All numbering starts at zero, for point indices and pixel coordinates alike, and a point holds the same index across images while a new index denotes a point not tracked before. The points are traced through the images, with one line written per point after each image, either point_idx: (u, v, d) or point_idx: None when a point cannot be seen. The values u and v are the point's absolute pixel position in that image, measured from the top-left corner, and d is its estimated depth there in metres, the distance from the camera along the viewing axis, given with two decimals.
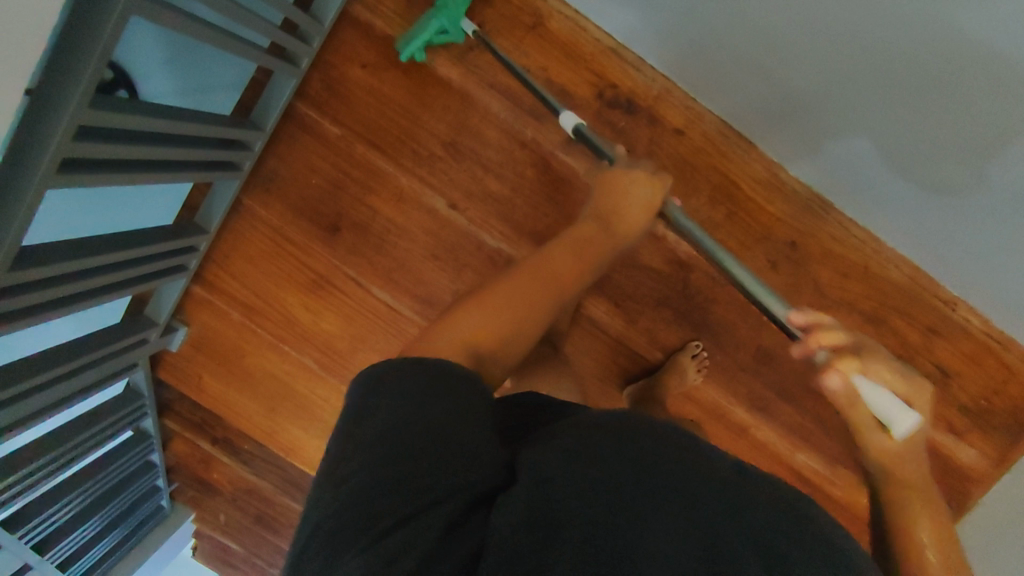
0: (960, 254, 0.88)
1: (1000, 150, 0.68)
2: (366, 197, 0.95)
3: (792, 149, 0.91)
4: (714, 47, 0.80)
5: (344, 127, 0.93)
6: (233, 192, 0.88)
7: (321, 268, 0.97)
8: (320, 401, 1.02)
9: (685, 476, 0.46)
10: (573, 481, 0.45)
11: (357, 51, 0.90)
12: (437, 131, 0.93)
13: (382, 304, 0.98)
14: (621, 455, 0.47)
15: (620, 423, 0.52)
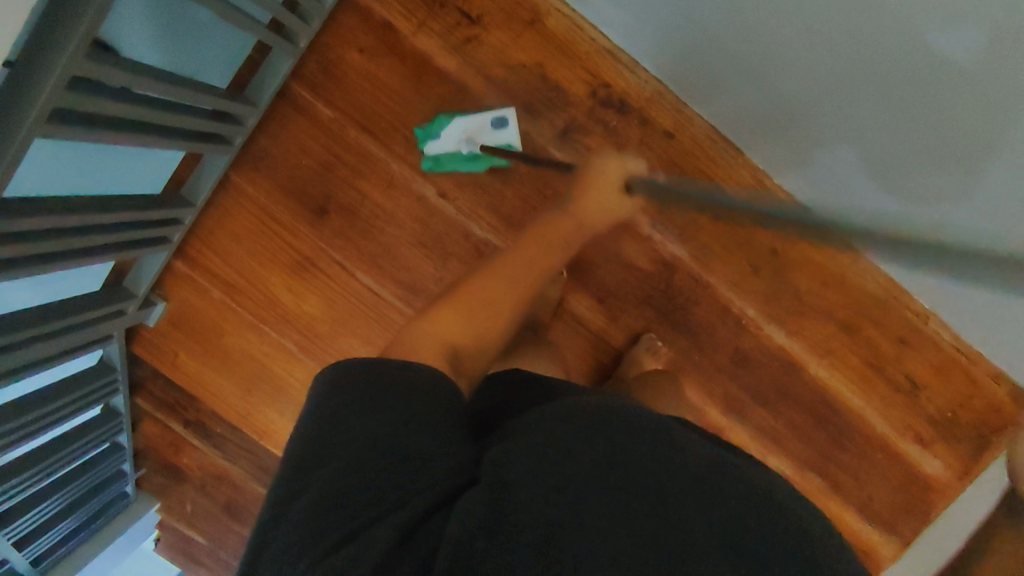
0: (936, 265, 0.90)
1: (979, 163, 0.69)
2: (355, 181, 0.95)
3: (781, 159, 0.93)
4: (710, 53, 0.82)
5: (338, 110, 0.93)
6: (223, 166, 0.88)
7: (306, 250, 0.96)
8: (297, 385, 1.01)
9: (654, 467, 0.47)
10: (538, 486, 0.44)
11: (355, 35, 0.91)
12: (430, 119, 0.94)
13: (365, 289, 0.98)
14: (589, 443, 0.48)
15: (595, 415, 0.51)
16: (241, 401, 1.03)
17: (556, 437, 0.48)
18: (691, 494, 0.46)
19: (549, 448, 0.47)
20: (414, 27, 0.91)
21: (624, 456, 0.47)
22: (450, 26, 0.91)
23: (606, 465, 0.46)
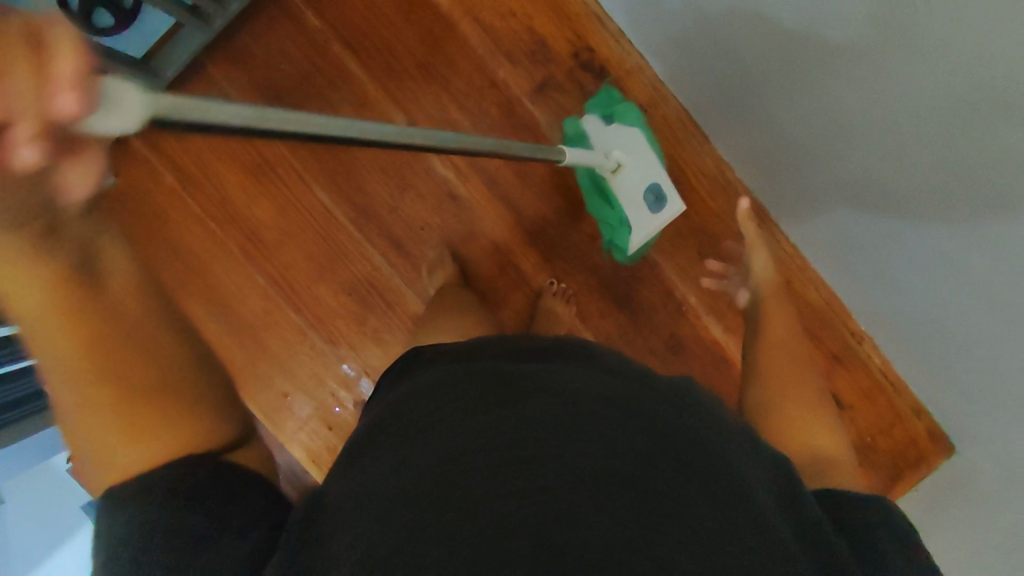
0: (892, 296, 0.91)
1: (962, 204, 0.68)
2: (329, 94, 0.95)
3: (756, 153, 0.93)
4: (720, 31, 0.80)
5: (325, 23, 0.95)
6: (199, 43, 0.91)
7: (268, 154, 0.97)
8: (232, 290, 0.99)
9: (513, 451, 0.44)
10: (397, 501, 0.43)
11: None
12: (413, 48, 0.95)
13: (319, 204, 0.98)
14: (442, 476, 0.44)
15: (480, 393, 0.51)
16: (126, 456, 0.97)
17: (402, 462, 0.46)
18: (573, 474, 0.43)
19: (396, 490, 0.44)
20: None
21: (480, 455, 0.45)
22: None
23: (463, 472, 0.44)
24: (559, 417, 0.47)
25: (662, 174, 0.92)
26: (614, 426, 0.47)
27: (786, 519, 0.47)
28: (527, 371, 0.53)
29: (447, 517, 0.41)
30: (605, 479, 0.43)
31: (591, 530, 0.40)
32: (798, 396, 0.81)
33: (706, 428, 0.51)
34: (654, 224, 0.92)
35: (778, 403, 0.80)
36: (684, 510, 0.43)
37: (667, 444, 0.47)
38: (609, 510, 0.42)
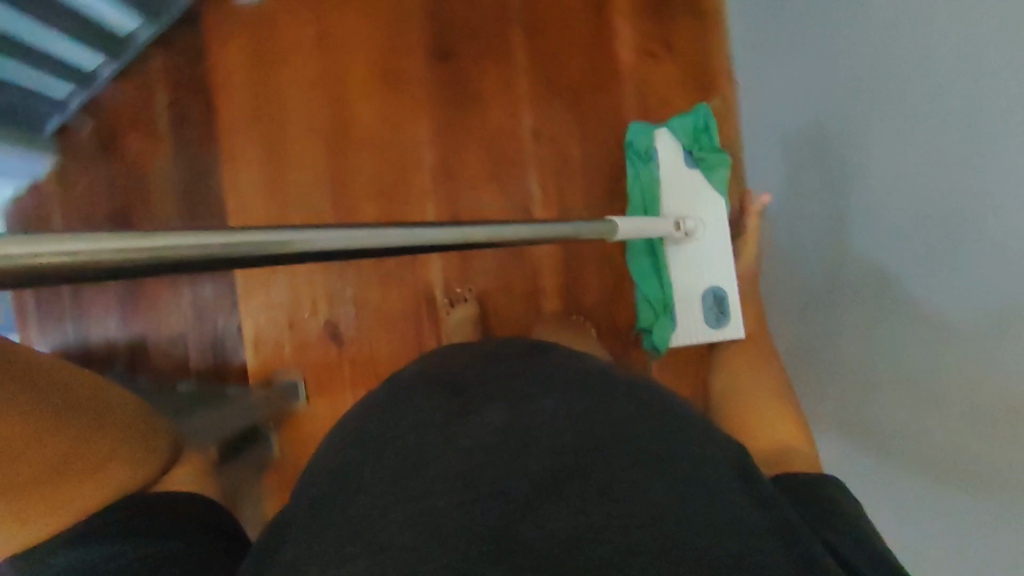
0: (911, 518, 0.65)
1: (1002, 317, 0.53)
2: (484, 60, 1.00)
3: (795, 318, 0.85)
4: (794, 123, 0.80)
5: (521, 6, 0.99)
6: None
7: (402, 68, 1.01)
8: (293, 151, 1.02)
9: (450, 473, 0.46)
10: (368, 508, 0.45)
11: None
12: (575, 74, 0.99)
13: (415, 135, 1.00)
14: (392, 495, 0.45)
15: (438, 417, 0.51)
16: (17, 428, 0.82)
17: (363, 488, 0.46)
18: (514, 496, 0.44)
19: (359, 501, 0.45)
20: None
21: (424, 473, 0.46)
22: (639, 9, 0.98)
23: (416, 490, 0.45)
24: (505, 445, 0.47)
25: (732, 284, 0.88)
26: (584, 462, 0.46)
27: (751, 497, 0.45)
28: (491, 393, 0.53)
29: (392, 522, 0.43)
30: (549, 486, 0.44)
31: (541, 525, 0.42)
32: (770, 398, 0.78)
33: (652, 404, 0.52)
34: (718, 334, 0.89)
35: (746, 402, 0.79)
36: (631, 498, 0.43)
37: (609, 430, 0.48)
38: (566, 508, 0.43)
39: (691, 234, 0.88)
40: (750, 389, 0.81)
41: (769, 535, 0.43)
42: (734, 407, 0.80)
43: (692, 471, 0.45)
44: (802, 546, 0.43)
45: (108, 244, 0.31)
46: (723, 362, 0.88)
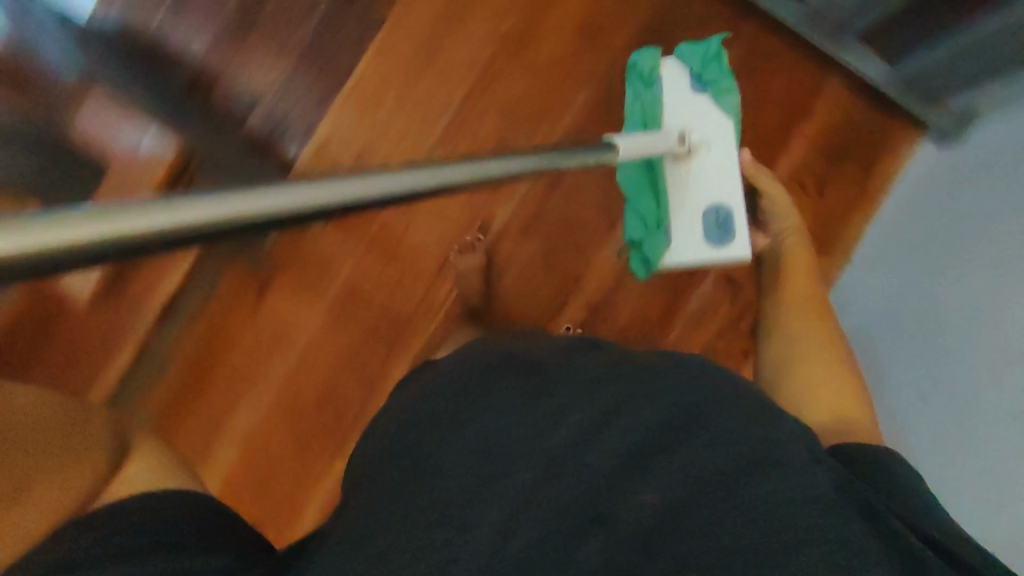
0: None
1: None
2: None
3: (927, 433, 0.74)
4: (926, 246, 0.86)
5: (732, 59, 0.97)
6: None
7: (601, 37, 1.00)
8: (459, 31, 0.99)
9: (528, 454, 0.47)
10: (421, 514, 0.45)
11: (798, 77, 0.98)
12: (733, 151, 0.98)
13: (566, 98, 1.01)
14: (471, 490, 0.46)
15: (490, 391, 0.53)
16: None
17: (434, 470, 0.47)
18: (592, 479, 0.46)
19: (432, 490, 0.46)
20: (816, 95, 0.98)
21: (502, 454, 0.47)
22: (820, 141, 0.99)
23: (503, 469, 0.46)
24: (571, 442, 0.47)
25: (738, 199, 0.76)
26: (672, 460, 0.46)
27: (826, 464, 0.46)
28: (548, 374, 0.55)
29: (476, 501, 0.45)
30: (633, 463, 0.46)
31: (633, 500, 0.45)
32: (829, 371, 0.70)
33: (701, 379, 0.52)
34: (718, 254, 0.77)
35: (830, 395, 0.66)
36: (698, 500, 0.44)
37: (658, 416, 0.48)
38: (648, 484, 0.45)
39: (694, 152, 0.76)
40: (804, 351, 0.73)
41: (854, 509, 0.43)
42: (790, 372, 0.71)
43: (768, 448, 0.45)
44: (882, 520, 0.43)
45: (182, 204, 0.25)
46: (782, 313, 0.79)
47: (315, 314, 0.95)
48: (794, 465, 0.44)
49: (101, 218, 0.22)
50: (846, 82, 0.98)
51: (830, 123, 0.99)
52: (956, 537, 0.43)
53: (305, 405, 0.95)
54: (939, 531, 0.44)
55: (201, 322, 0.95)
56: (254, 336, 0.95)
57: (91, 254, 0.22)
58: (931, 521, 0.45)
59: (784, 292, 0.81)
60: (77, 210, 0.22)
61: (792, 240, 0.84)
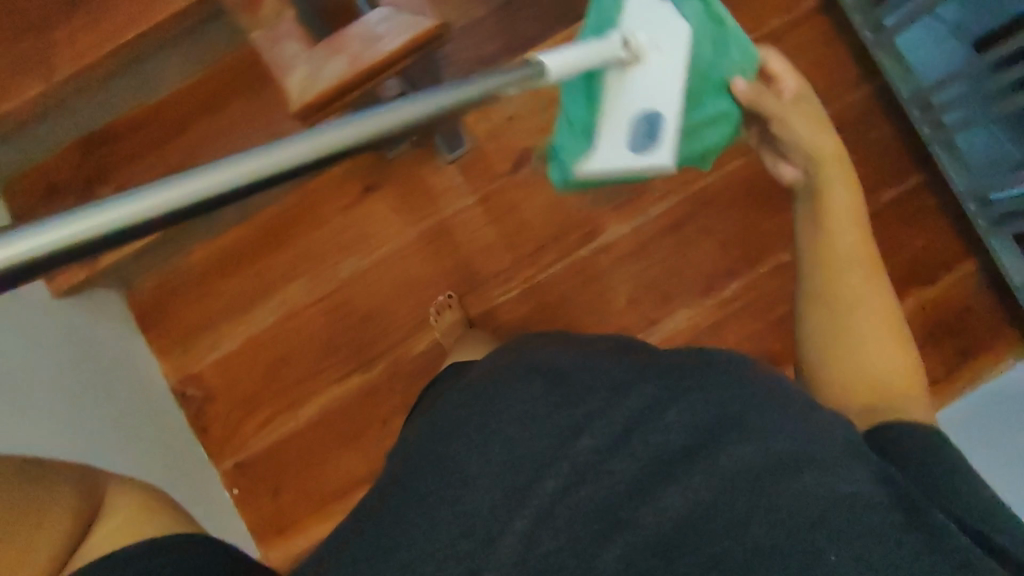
0: None
1: None
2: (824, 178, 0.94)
3: None
4: None
5: (888, 183, 0.94)
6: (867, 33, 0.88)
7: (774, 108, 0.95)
8: None
9: (553, 463, 0.45)
10: (442, 510, 0.44)
11: (947, 226, 0.94)
12: None
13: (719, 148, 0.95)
14: (496, 493, 0.44)
15: (511, 387, 0.51)
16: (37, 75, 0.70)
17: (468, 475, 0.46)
18: (618, 485, 0.44)
19: (464, 498, 0.45)
20: (946, 269, 0.94)
21: (534, 468, 0.45)
22: (947, 297, 0.94)
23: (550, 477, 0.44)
24: (593, 452, 0.45)
25: (676, 106, 0.54)
26: (703, 476, 0.42)
27: (870, 458, 0.43)
28: (576, 369, 0.52)
29: (508, 511, 0.44)
30: (653, 472, 0.44)
31: (636, 527, 0.42)
32: (878, 322, 0.57)
33: (733, 372, 0.48)
34: (635, 163, 0.56)
35: (866, 367, 0.56)
36: (723, 508, 0.41)
37: (679, 420, 0.45)
38: (669, 492, 0.43)
39: (640, 56, 0.55)
40: (852, 300, 0.57)
41: (899, 510, 0.40)
42: (835, 338, 0.57)
43: (807, 449, 0.42)
44: (923, 512, 0.41)
45: (144, 192, 0.27)
46: (825, 253, 0.59)
47: (405, 234, 0.95)
48: (832, 467, 0.41)
49: (111, 210, 0.26)
50: (981, 269, 0.94)
51: (947, 300, 0.94)
52: (989, 527, 0.42)
53: (353, 312, 0.95)
54: (983, 521, 0.42)
55: (293, 195, 0.95)
56: (335, 229, 0.95)
57: (108, 240, 0.26)
58: (966, 506, 0.42)
59: (817, 224, 0.60)
60: (92, 207, 0.26)
61: (830, 149, 0.58)
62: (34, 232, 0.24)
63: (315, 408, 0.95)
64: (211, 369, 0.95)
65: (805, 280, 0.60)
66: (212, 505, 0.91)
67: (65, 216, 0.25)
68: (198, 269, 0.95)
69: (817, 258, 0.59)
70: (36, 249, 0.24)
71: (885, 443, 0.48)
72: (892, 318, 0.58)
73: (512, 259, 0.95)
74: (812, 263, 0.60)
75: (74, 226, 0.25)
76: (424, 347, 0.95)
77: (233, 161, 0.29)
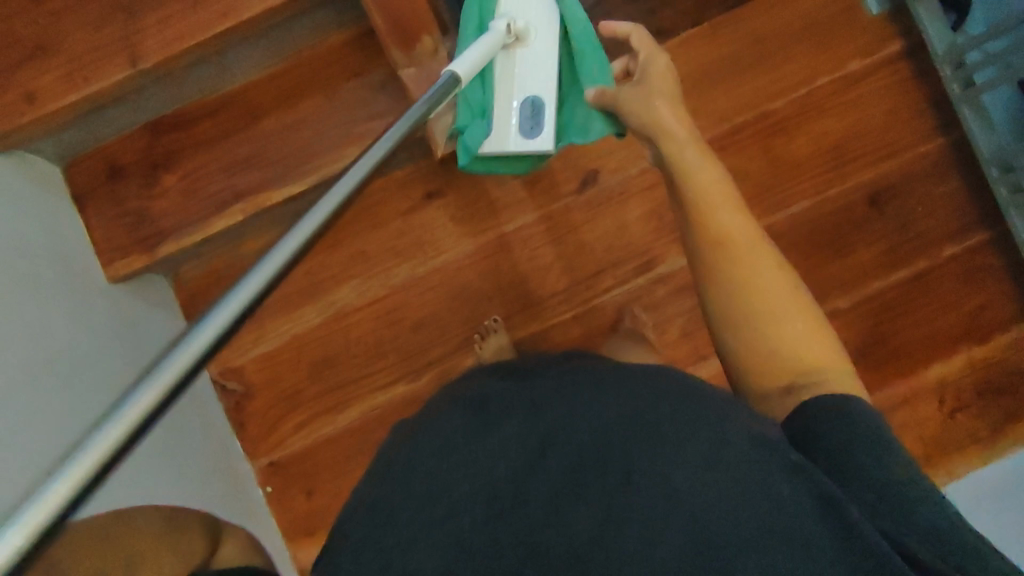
0: None
1: None
2: (890, 226, 0.93)
3: None
4: None
5: (953, 237, 0.93)
6: (952, 88, 0.90)
7: (848, 150, 0.94)
8: (717, 67, 0.94)
9: (479, 486, 0.43)
10: (388, 536, 0.42)
11: (1006, 285, 0.93)
12: (915, 321, 0.93)
13: (788, 185, 0.94)
14: (432, 517, 0.43)
15: (481, 419, 0.50)
16: (125, 62, 0.71)
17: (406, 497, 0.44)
18: (534, 502, 0.42)
19: (441, 514, 0.43)
20: (1001, 329, 0.93)
21: (508, 489, 0.43)
22: (1002, 355, 0.93)
23: (515, 500, 0.42)
24: (499, 481, 0.43)
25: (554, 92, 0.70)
26: (604, 488, 0.42)
27: (772, 445, 0.42)
28: (528, 394, 0.52)
29: (489, 525, 0.41)
30: (569, 485, 0.42)
31: (567, 528, 0.40)
32: (780, 284, 0.53)
33: (669, 387, 0.48)
34: (523, 144, 0.70)
35: (773, 336, 0.51)
36: (639, 516, 0.40)
37: (596, 432, 0.45)
38: (584, 505, 0.41)
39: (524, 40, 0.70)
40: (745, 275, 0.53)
41: (813, 509, 0.39)
42: (752, 313, 0.52)
43: (719, 458, 0.41)
44: (839, 509, 0.39)
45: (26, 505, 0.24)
46: (723, 243, 0.54)
47: (462, 246, 0.94)
48: (755, 473, 0.40)
49: (136, 403, 0.28)
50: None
51: (999, 360, 0.93)
52: (923, 532, 0.38)
53: (404, 319, 0.94)
54: (911, 527, 0.38)
55: None
56: (392, 232, 0.94)
57: (154, 416, 0.28)
58: (882, 501, 0.40)
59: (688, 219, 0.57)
60: (123, 406, 0.27)
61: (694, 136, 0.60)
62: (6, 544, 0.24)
63: (355, 413, 0.94)
64: (253, 364, 0.94)
65: (704, 286, 0.55)
66: (247, 502, 0.89)
67: (107, 422, 0.27)
68: (249, 260, 0.93)
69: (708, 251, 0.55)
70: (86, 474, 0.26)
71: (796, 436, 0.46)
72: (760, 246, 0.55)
73: (568, 280, 0.94)
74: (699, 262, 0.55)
75: (115, 435, 0.27)
76: (471, 362, 0.94)
77: (207, 319, 0.32)
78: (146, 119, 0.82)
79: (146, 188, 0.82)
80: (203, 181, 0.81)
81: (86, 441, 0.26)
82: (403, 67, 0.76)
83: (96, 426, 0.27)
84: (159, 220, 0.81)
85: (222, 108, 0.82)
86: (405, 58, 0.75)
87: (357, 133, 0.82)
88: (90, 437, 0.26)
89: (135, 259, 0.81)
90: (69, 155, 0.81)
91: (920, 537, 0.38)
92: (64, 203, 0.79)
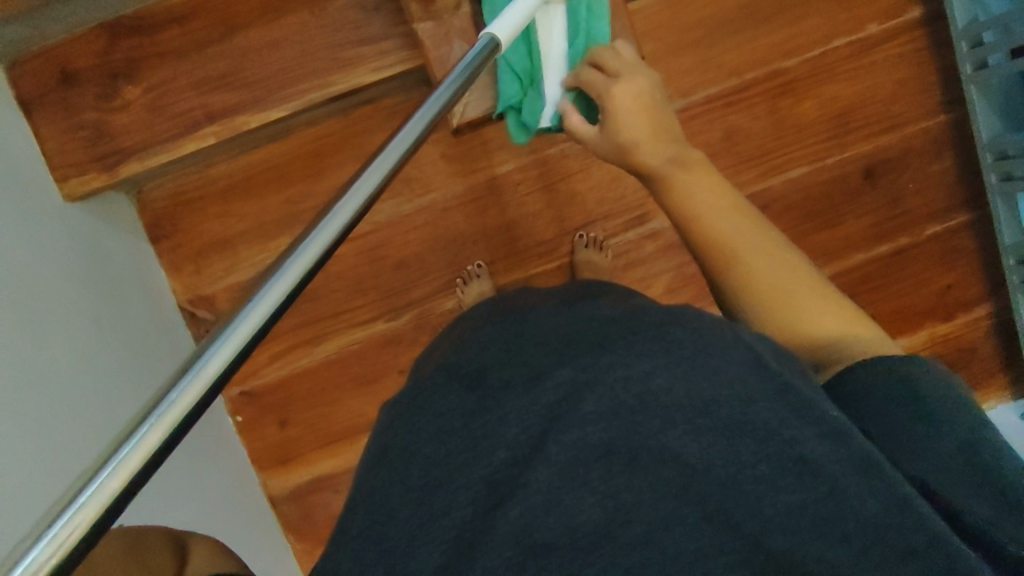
0: None
1: None
2: (881, 203, 0.94)
3: None
4: None
5: (937, 216, 0.95)
6: (965, 65, 0.88)
7: (854, 120, 0.92)
8: (734, 18, 0.88)
9: (488, 446, 0.39)
10: (389, 499, 0.38)
11: (977, 267, 0.96)
12: (888, 298, 0.96)
13: (790, 153, 0.92)
14: (441, 473, 0.39)
15: (472, 375, 0.42)
16: None
17: (412, 449, 0.40)
18: (567, 453, 0.37)
19: (450, 469, 0.39)
20: (964, 309, 0.97)
21: (515, 461, 0.38)
22: (960, 333, 0.97)
23: (533, 454, 0.38)
24: (524, 441, 0.38)
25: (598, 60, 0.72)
26: (625, 438, 0.38)
27: (810, 408, 0.40)
28: (524, 325, 0.47)
29: (491, 517, 0.37)
30: (574, 473, 0.37)
31: (572, 521, 0.37)
32: (786, 270, 0.56)
33: (686, 342, 0.41)
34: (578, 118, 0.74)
35: (802, 316, 0.54)
36: (648, 506, 0.37)
37: (605, 403, 0.39)
38: (590, 495, 0.37)
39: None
40: (750, 259, 0.57)
41: (850, 476, 0.38)
42: (772, 309, 0.55)
43: (752, 419, 0.38)
44: (886, 479, 0.38)
45: (125, 451, 0.25)
46: (718, 240, 0.58)
47: (451, 186, 0.90)
48: (785, 437, 0.38)
49: (184, 393, 0.27)
50: (995, 315, 0.97)
51: (956, 337, 0.97)
52: (982, 494, 0.39)
53: (385, 257, 0.91)
54: (968, 494, 0.39)
55: (332, 120, 0.86)
56: None
57: (186, 424, 0.27)
58: (945, 475, 0.40)
59: (681, 221, 0.61)
60: (171, 396, 0.27)
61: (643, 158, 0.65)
62: (101, 491, 0.24)
63: (330, 349, 0.92)
64: (223, 293, 0.89)
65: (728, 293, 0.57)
66: (217, 429, 0.87)
67: (149, 417, 0.27)
68: (221, 183, 0.87)
69: (707, 242, 0.59)
70: (136, 466, 0.25)
71: (842, 394, 0.46)
72: (750, 220, 0.60)
73: (557, 230, 0.92)
74: (693, 240, 0.60)
75: (160, 427, 0.27)
76: (452, 305, 0.92)
77: (256, 299, 0.31)
78: (106, 18, 0.74)
79: (104, 99, 0.75)
80: (170, 98, 0.75)
81: (130, 439, 0.26)
82: (418, 21, 0.70)
83: (142, 421, 0.26)
84: (120, 138, 0.75)
85: (193, 13, 0.74)
86: (422, 11, 0.70)
87: (346, 59, 0.75)
88: (134, 432, 0.26)
89: (94, 177, 0.75)
90: (14, 55, 0.72)
91: (982, 500, 0.39)
92: (11, 109, 0.71)
